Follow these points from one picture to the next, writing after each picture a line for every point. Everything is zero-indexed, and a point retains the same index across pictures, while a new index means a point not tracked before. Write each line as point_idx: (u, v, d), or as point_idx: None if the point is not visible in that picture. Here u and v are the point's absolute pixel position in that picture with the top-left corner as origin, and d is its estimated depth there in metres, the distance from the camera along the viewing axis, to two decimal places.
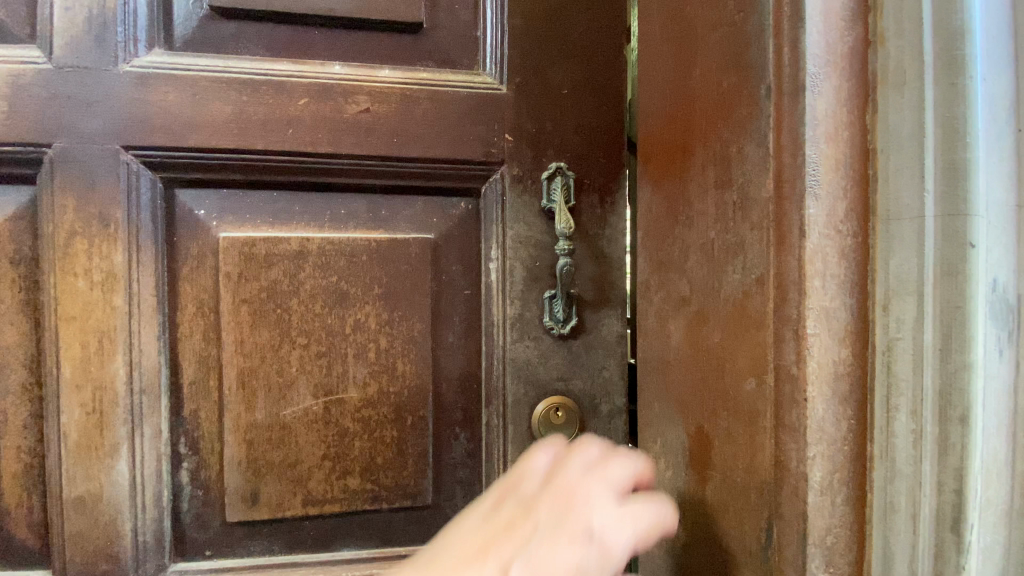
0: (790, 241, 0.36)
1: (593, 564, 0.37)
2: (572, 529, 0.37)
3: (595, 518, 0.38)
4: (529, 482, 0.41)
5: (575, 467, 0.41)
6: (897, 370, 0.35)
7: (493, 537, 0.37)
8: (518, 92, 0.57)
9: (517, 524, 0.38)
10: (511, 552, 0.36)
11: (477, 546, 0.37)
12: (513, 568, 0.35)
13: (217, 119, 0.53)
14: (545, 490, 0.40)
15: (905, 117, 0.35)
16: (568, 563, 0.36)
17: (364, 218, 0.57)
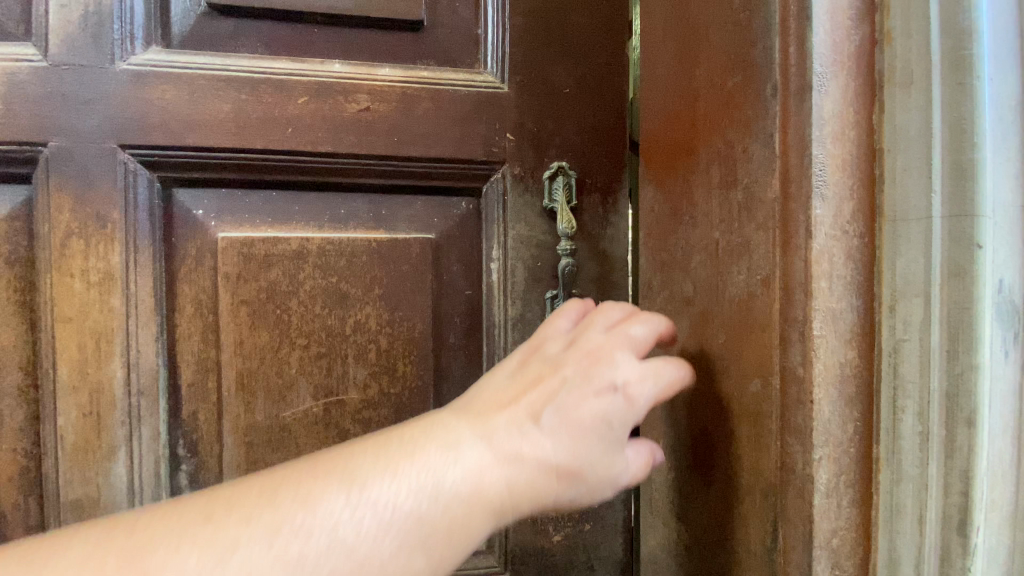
0: (796, 242, 0.36)
1: (619, 410, 0.38)
2: (595, 381, 0.39)
3: (619, 372, 0.39)
4: (552, 346, 0.42)
5: (599, 326, 0.42)
6: (903, 372, 0.35)
7: (524, 389, 0.39)
8: (520, 91, 0.57)
9: (545, 378, 0.39)
10: (542, 402, 0.38)
11: (510, 397, 0.38)
12: (544, 415, 0.37)
13: (215, 118, 0.53)
14: (569, 351, 0.41)
15: (912, 117, 0.35)
16: (595, 412, 0.38)
17: (364, 218, 0.57)
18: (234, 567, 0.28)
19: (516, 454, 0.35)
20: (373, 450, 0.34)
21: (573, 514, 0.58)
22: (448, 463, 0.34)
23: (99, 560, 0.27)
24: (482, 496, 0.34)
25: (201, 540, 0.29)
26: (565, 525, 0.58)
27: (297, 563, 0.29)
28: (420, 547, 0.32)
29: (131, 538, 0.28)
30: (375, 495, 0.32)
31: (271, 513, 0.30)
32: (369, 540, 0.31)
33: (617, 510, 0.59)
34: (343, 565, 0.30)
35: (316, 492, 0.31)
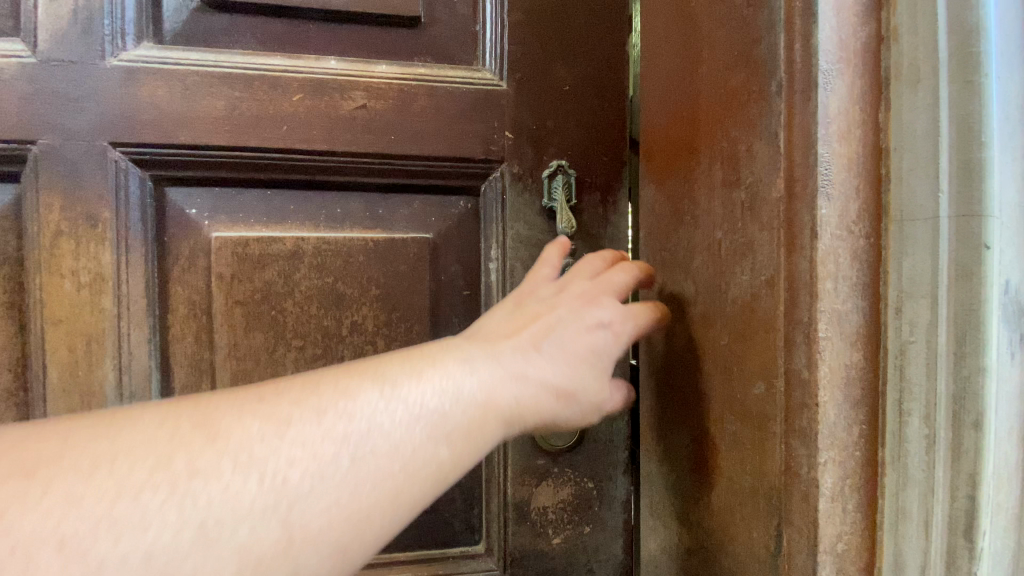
0: (802, 242, 0.35)
1: (605, 344, 0.41)
2: (588, 316, 0.41)
3: (605, 312, 0.42)
4: (542, 292, 0.44)
5: (581, 275, 0.45)
6: (909, 374, 0.34)
7: (526, 318, 0.40)
8: (519, 88, 0.56)
9: (543, 314, 0.41)
10: (542, 333, 0.39)
11: (509, 329, 0.39)
12: (544, 344, 0.39)
13: (208, 115, 0.52)
14: (561, 294, 0.43)
15: (919, 116, 0.34)
16: (587, 345, 0.40)
17: (360, 217, 0.56)
18: (289, 439, 0.28)
19: (524, 372, 0.36)
20: (399, 359, 0.34)
21: (573, 516, 0.58)
22: (469, 372, 0.34)
23: (175, 423, 0.27)
24: (495, 403, 0.34)
25: (260, 412, 0.29)
26: (564, 528, 0.57)
27: (341, 443, 0.29)
28: (448, 440, 0.32)
29: (200, 406, 0.29)
30: (407, 392, 0.32)
31: (316, 399, 0.30)
32: (403, 431, 0.31)
33: (617, 511, 0.58)
34: (382, 449, 0.30)
35: (353, 385, 0.31)
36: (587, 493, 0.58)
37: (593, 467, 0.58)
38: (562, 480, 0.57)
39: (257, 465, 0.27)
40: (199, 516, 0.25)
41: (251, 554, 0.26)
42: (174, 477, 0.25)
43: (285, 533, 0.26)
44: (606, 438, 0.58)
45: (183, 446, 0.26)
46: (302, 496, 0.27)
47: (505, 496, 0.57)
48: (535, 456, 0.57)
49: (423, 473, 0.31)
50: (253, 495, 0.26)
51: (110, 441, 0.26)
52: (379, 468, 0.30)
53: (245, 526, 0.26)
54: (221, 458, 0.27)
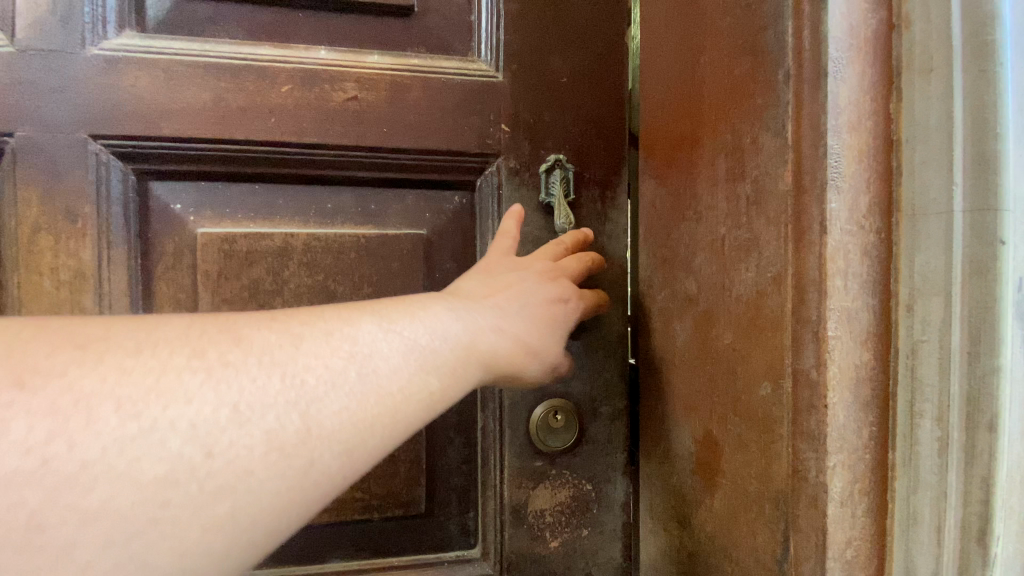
0: (810, 237, 0.34)
1: (567, 314, 0.46)
2: (554, 289, 0.45)
3: (568, 287, 0.46)
4: (514, 262, 0.45)
5: (547, 253, 0.49)
6: (921, 374, 0.33)
7: (503, 279, 0.42)
8: (515, 80, 0.54)
9: (519, 280, 0.43)
10: (521, 294, 0.42)
11: (488, 289, 0.40)
12: (522, 305, 0.41)
13: (193, 107, 0.50)
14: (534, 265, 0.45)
15: (932, 106, 0.33)
16: (555, 313, 0.44)
17: (352, 213, 0.54)
18: (303, 350, 0.29)
19: (500, 326, 0.38)
20: (392, 301, 0.34)
21: (571, 519, 0.56)
22: (455, 318, 0.36)
23: (201, 326, 0.28)
24: (477, 346, 0.36)
25: (275, 325, 0.30)
26: (562, 531, 0.56)
27: (348, 360, 0.30)
28: (439, 373, 0.33)
29: (223, 316, 0.30)
30: (402, 328, 0.33)
31: (323, 323, 0.31)
32: (400, 358, 0.31)
33: (616, 514, 0.57)
34: (383, 371, 0.31)
35: (354, 316, 0.32)
36: (586, 495, 0.57)
37: (592, 468, 0.57)
38: (560, 483, 0.56)
39: (280, 365, 0.28)
40: (233, 397, 0.26)
41: (277, 438, 0.26)
42: (208, 365, 0.26)
43: (301, 426, 0.27)
44: (605, 439, 0.57)
45: (216, 344, 0.27)
46: (317, 398, 0.28)
47: (501, 499, 0.55)
48: (532, 458, 0.55)
49: (418, 400, 0.32)
50: (276, 389, 0.27)
51: (148, 333, 0.27)
52: (380, 390, 0.30)
53: (269, 415, 0.27)
54: (248, 356, 0.27)
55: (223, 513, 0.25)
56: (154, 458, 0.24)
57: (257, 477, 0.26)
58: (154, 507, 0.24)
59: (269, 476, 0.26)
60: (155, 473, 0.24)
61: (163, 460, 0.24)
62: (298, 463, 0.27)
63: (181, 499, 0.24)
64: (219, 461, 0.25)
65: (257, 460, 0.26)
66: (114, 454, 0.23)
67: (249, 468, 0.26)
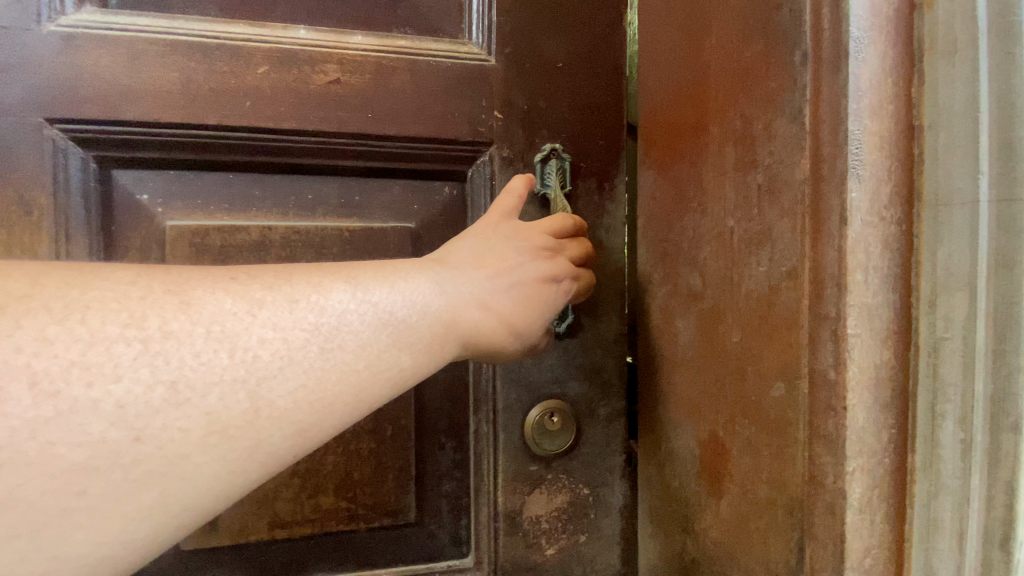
0: (828, 229, 0.32)
1: (557, 293, 0.45)
2: (545, 267, 0.44)
3: (562, 266, 0.45)
4: (511, 229, 0.44)
5: (550, 226, 0.47)
6: (944, 374, 0.31)
7: (496, 252, 0.42)
8: (509, 64, 0.52)
9: (511, 256, 0.42)
10: (510, 272, 0.41)
11: (478, 262, 0.41)
12: (510, 283, 0.41)
13: (160, 89, 0.46)
14: (529, 237, 0.44)
15: (957, 90, 0.30)
16: (542, 292, 0.43)
17: (335, 205, 0.51)
18: (261, 319, 0.29)
19: (485, 301, 0.39)
20: (370, 267, 0.35)
21: (567, 525, 0.54)
22: (434, 289, 0.36)
23: (147, 284, 0.28)
24: (456, 323, 0.37)
25: (232, 291, 0.29)
26: (558, 538, 0.54)
27: (312, 333, 0.30)
28: (411, 349, 0.34)
29: (171, 275, 0.29)
30: (376, 297, 0.33)
31: (290, 287, 0.31)
32: (370, 332, 0.32)
33: (615, 519, 0.55)
34: (349, 346, 0.31)
35: (326, 283, 0.32)
36: (583, 500, 0.54)
37: (590, 472, 0.54)
38: (556, 487, 0.54)
39: (230, 338, 0.28)
40: (170, 374, 0.26)
41: (219, 420, 0.27)
42: (147, 335, 0.26)
43: (251, 405, 0.28)
44: (603, 441, 0.55)
45: (155, 308, 0.27)
46: (271, 374, 0.28)
47: (496, 505, 0.53)
48: (527, 462, 0.53)
49: (386, 376, 0.33)
50: (224, 366, 0.27)
51: (79, 291, 0.26)
52: (344, 362, 0.31)
53: (211, 395, 0.27)
54: (195, 326, 0.27)
55: (150, 500, 0.26)
56: (74, 441, 0.24)
57: (192, 463, 0.26)
58: (69, 496, 0.24)
59: (205, 459, 0.27)
60: (72, 460, 0.24)
61: (83, 444, 0.24)
62: (244, 443, 0.28)
63: (103, 486, 0.24)
64: (149, 446, 0.25)
65: (194, 444, 0.26)
66: (26, 438, 0.23)
67: (184, 453, 0.26)
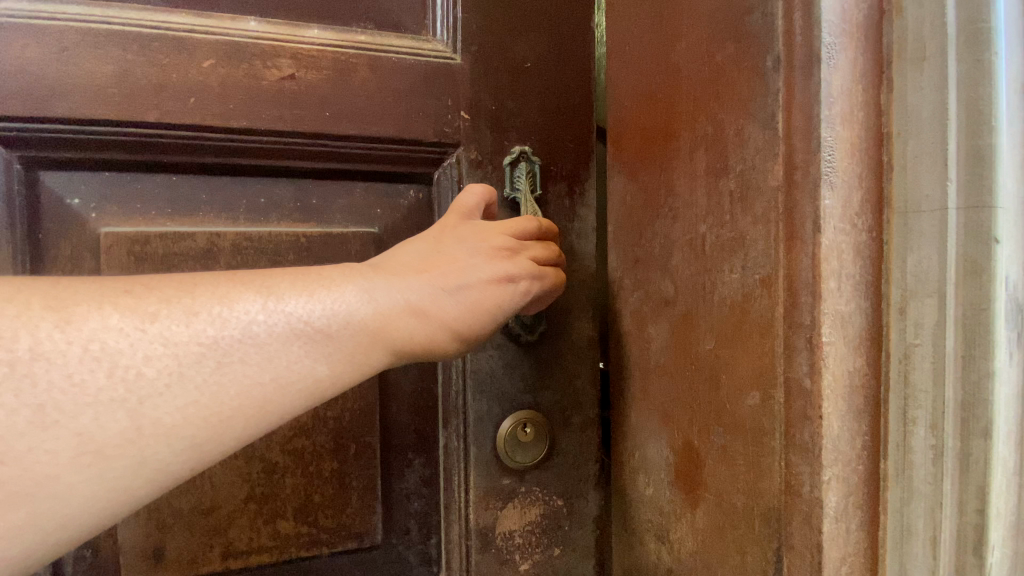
0: (802, 236, 0.32)
1: (511, 297, 0.42)
2: (495, 268, 0.41)
3: (515, 267, 0.42)
4: (464, 231, 0.42)
5: (511, 226, 0.44)
6: (915, 380, 0.31)
7: (443, 254, 0.40)
8: (475, 63, 0.50)
9: (456, 258, 0.40)
10: (454, 275, 0.39)
11: (422, 265, 0.39)
12: (454, 286, 0.39)
13: (93, 83, 0.41)
14: (478, 239, 0.41)
15: (926, 97, 0.30)
16: (491, 295, 0.40)
17: (290, 209, 0.48)
18: (152, 334, 0.28)
19: (421, 308, 0.37)
20: (292, 274, 0.34)
21: (541, 539, 0.53)
22: (362, 296, 0.35)
23: (24, 300, 0.27)
24: (387, 332, 0.35)
25: (122, 304, 0.28)
26: (532, 552, 0.52)
27: (209, 346, 0.29)
28: (328, 359, 0.33)
29: (56, 289, 0.28)
30: (290, 307, 0.32)
31: (190, 300, 0.30)
32: (278, 344, 0.31)
33: (589, 531, 0.54)
34: (252, 358, 0.31)
35: (233, 293, 0.31)
36: (558, 512, 0.53)
37: (563, 483, 0.53)
38: (529, 501, 0.52)
39: (110, 356, 0.27)
40: (37, 398, 0.25)
41: (92, 440, 0.27)
42: (13, 357, 0.25)
43: (131, 423, 0.27)
44: (577, 452, 0.54)
45: (29, 327, 0.26)
46: (156, 392, 0.28)
47: (466, 522, 0.51)
48: (500, 476, 0.51)
49: (295, 388, 0.32)
50: (99, 387, 0.27)
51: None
52: (248, 373, 0.30)
53: (82, 416, 0.26)
54: (71, 344, 0.26)
55: (18, 519, 0.25)
56: None
57: (63, 482, 0.26)
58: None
59: (79, 478, 0.27)
60: None
61: None
62: (123, 462, 0.28)
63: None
64: (12, 468, 0.25)
65: (64, 464, 0.26)
66: None
67: (54, 473, 0.26)
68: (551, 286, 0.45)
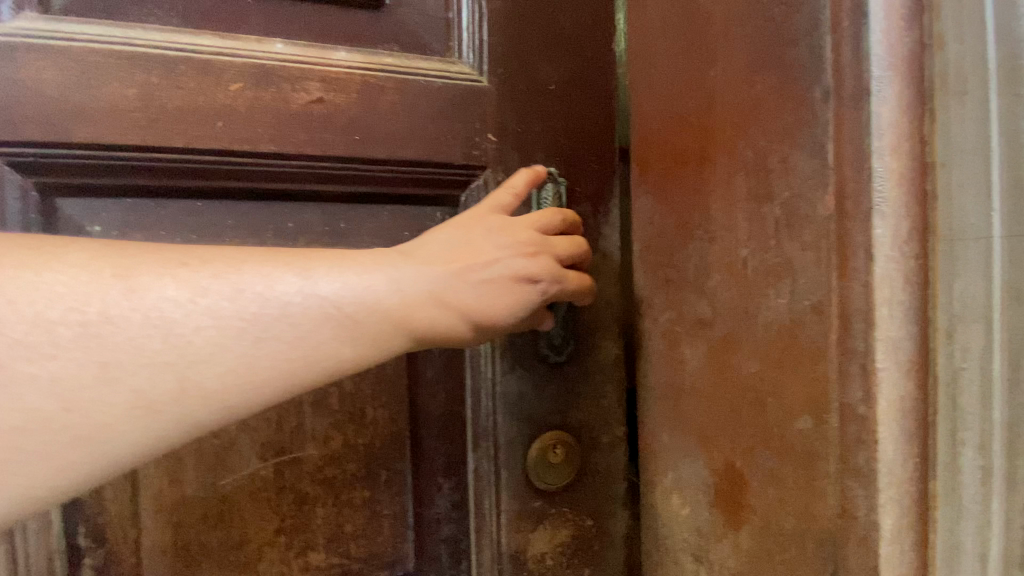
0: (855, 264, 0.32)
1: (532, 295, 0.41)
2: (519, 265, 0.40)
3: (538, 268, 0.41)
4: (490, 220, 0.41)
5: (535, 221, 0.43)
6: (962, 402, 0.32)
7: (472, 245, 0.39)
8: (501, 85, 0.49)
9: (481, 249, 0.39)
10: (478, 265, 0.38)
11: (448, 253, 0.38)
12: (477, 275, 0.38)
13: (116, 107, 0.40)
14: (505, 231, 0.41)
15: (968, 130, 0.32)
16: (513, 293, 0.40)
17: (318, 233, 0.47)
18: (202, 308, 0.29)
19: (442, 295, 0.36)
20: (328, 254, 0.34)
21: (572, 560, 0.52)
22: (390, 283, 0.34)
23: (97, 268, 0.28)
24: (409, 318, 0.34)
25: (179, 276, 0.29)
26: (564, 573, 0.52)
27: (250, 322, 0.30)
28: (354, 341, 0.33)
29: (124, 257, 0.29)
30: (325, 288, 0.32)
31: (237, 275, 0.30)
32: (310, 324, 0.31)
33: (619, 549, 0.54)
34: (286, 335, 0.31)
35: (277, 272, 0.31)
36: (587, 532, 0.53)
37: (593, 503, 0.53)
38: (560, 521, 0.52)
39: (165, 325, 0.28)
40: (102, 355, 0.27)
41: (144, 398, 0.28)
42: (87, 319, 0.27)
43: (178, 385, 0.28)
44: (605, 471, 0.54)
45: (99, 292, 0.27)
46: (202, 358, 0.29)
47: (497, 547, 0.50)
48: (531, 498, 0.51)
49: (322, 365, 0.32)
50: (154, 351, 0.28)
51: (34, 274, 0.26)
52: (279, 350, 0.30)
53: (141, 375, 0.27)
54: (135, 311, 0.27)
55: (75, 458, 0.27)
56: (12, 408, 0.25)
57: (115, 430, 0.27)
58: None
59: (131, 429, 0.28)
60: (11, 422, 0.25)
61: (18, 410, 0.25)
62: (166, 421, 0.28)
63: (35, 446, 0.26)
64: (76, 416, 0.26)
65: (121, 415, 0.27)
66: None
67: (110, 421, 0.27)
68: (573, 290, 0.44)
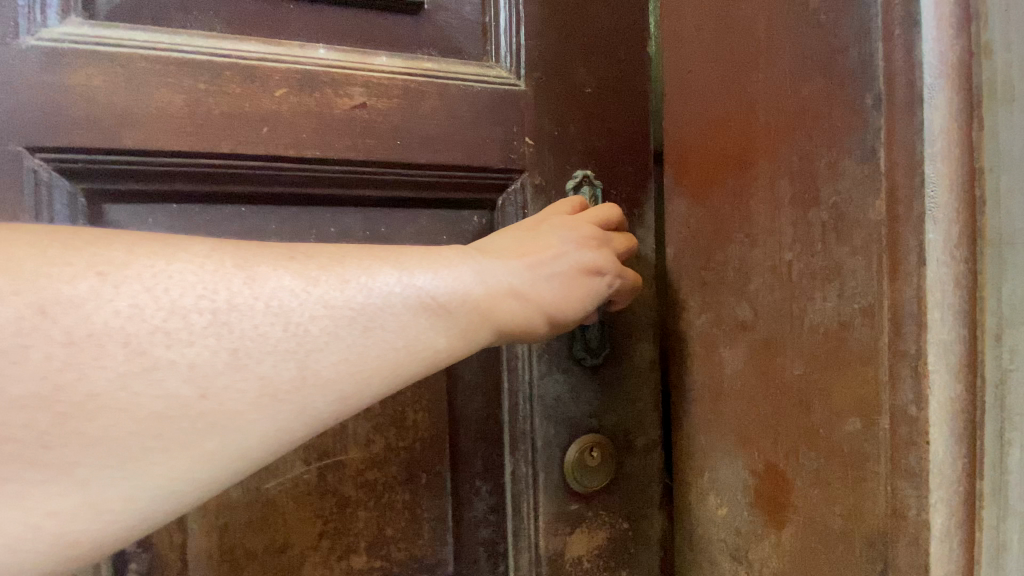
0: (907, 267, 0.33)
1: (598, 288, 0.42)
2: (587, 257, 0.41)
3: (603, 261, 0.42)
4: (552, 220, 0.42)
5: (593, 216, 0.44)
6: (1011, 403, 0.34)
7: (540, 240, 0.39)
8: (539, 89, 0.50)
9: (548, 244, 0.40)
10: (548, 257, 0.39)
11: (518, 249, 0.38)
12: (550, 266, 0.39)
13: (164, 112, 0.40)
14: (569, 227, 0.41)
15: (1015, 138, 0.33)
16: (581, 285, 0.40)
17: (360, 237, 0.47)
18: (315, 297, 0.29)
19: (522, 291, 0.37)
20: (416, 251, 0.34)
21: (608, 562, 0.53)
22: (475, 276, 0.35)
23: (219, 259, 0.28)
24: (494, 312, 0.35)
25: (293, 268, 0.29)
26: None
27: (359, 310, 0.30)
28: (447, 332, 0.33)
29: (240, 250, 0.29)
30: (421, 281, 0.32)
31: (341, 269, 0.31)
32: (410, 314, 0.32)
33: (654, 550, 0.55)
34: (390, 326, 0.31)
35: (376, 266, 0.32)
36: (623, 534, 0.53)
37: (629, 505, 0.54)
38: (597, 524, 0.52)
39: (284, 314, 0.28)
40: (232, 342, 0.27)
41: (270, 385, 0.28)
42: (216, 306, 0.27)
43: (299, 374, 0.28)
44: (641, 473, 0.54)
45: (224, 283, 0.27)
46: (318, 347, 0.29)
47: (536, 549, 0.50)
48: (567, 501, 0.51)
49: (422, 355, 0.32)
50: (278, 338, 0.28)
51: (164, 263, 0.27)
52: (384, 342, 0.31)
53: (266, 362, 0.28)
54: (257, 300, 0.28)
55: (211, 447, 0.27)
56: (154, 393, 0.25)
57: (247, 418, 0.27)
58: (38, 451, 0.24)
59: (258, 415, 0.28)
60: (152, 408, 0.25)
61: (159, 397, 0.25)
62: (291, 405, 0.28)
63: (172, 433, 0.26)
64: (211, 402, 0.26)
65: (249, 402, 0.27)
66: (118, 389, 0.25)
67: (240, 409, 0.27)
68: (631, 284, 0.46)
